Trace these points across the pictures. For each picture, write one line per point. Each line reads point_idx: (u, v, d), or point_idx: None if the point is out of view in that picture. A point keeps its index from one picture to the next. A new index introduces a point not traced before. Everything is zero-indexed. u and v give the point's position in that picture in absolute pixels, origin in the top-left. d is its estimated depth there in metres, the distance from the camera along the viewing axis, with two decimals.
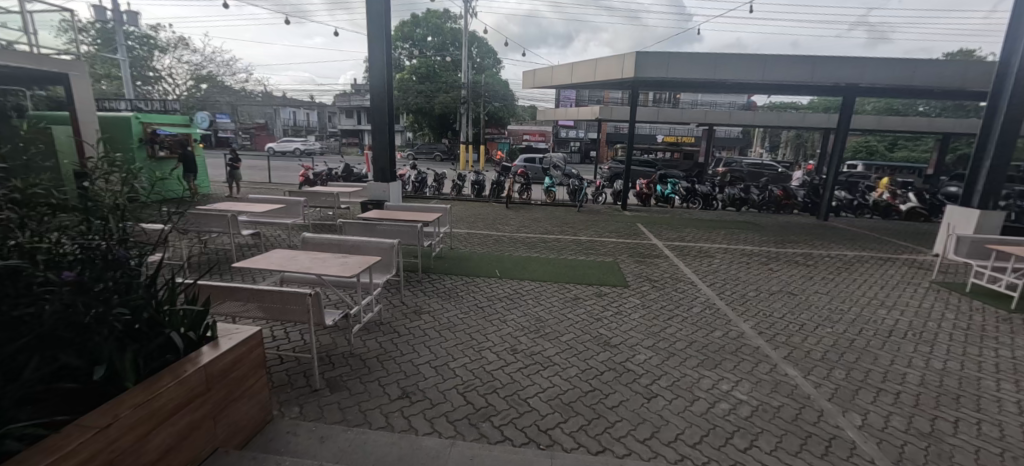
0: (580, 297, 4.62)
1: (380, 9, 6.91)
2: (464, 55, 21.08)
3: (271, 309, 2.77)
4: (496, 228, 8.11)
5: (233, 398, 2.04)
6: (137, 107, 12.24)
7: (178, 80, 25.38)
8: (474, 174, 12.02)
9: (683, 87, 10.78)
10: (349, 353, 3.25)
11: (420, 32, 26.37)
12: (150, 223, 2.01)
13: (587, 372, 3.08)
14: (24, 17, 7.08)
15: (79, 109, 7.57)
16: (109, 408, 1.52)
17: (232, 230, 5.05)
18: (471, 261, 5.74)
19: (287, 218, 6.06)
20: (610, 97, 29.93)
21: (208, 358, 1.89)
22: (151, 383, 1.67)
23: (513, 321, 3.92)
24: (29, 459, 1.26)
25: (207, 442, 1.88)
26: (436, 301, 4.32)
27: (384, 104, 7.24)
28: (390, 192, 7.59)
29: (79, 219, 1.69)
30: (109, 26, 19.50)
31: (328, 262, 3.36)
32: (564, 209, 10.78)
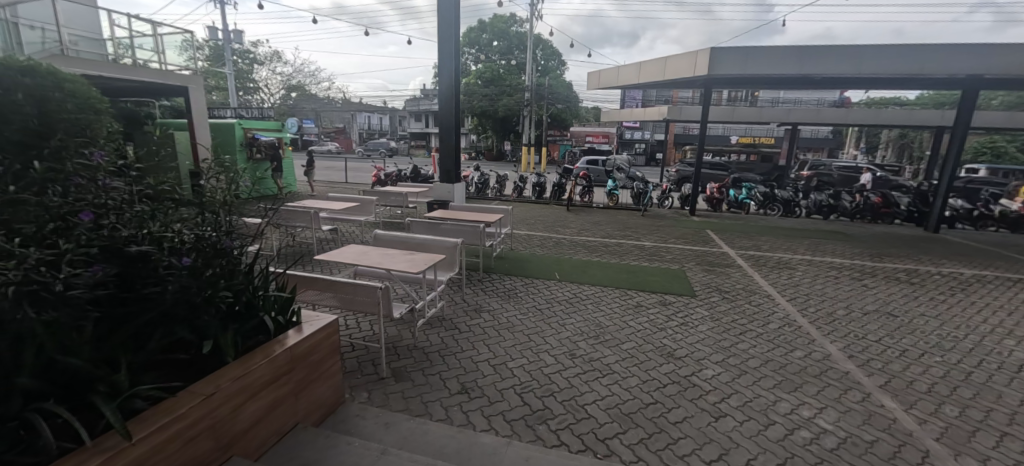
0: (642, 304, 4.45)
1: (449, 17, 7.17)
2: (529, 58, 21.27)
3: (345, 299, 2.99)
4: (556, 230, 8.07)
5: (312, 379, 2.22)
6: (240, 115, 13.85)
7: (273, 90, 28.29)
8: (535, 176, 12.07)
9: (763, 84, 9.99)
10: (413, 345, 3.41)
11: (486, 37, 27.11)
12: (251, 218, 2.27)
13: (649, 383, 2.96)
14: (158, 38, 8.30)
15: (194, 116, 8.70)
16: (213, 378, 1.73)
17: (314, 225, 5.51)
18: (531, 262, 5.76)
19: (361, 216, 6.51)
20: (679, 96, 28.58)
21: (293, 341, 2.08)
22: (247, 359, 1.88)
23: (572, 325, 3.88)
24: (151, 416, 1.48)
25: (289, 417, 2.08)
26: (496, 301, 4.40)
27: (451, 108, 7.52)
28: (455, 193, 7.84)
29: (195, 213, 1.96)
30: (220, 44, 22.32)
31: (397, 258, 3.55)
32: (627, 213, 10.46)
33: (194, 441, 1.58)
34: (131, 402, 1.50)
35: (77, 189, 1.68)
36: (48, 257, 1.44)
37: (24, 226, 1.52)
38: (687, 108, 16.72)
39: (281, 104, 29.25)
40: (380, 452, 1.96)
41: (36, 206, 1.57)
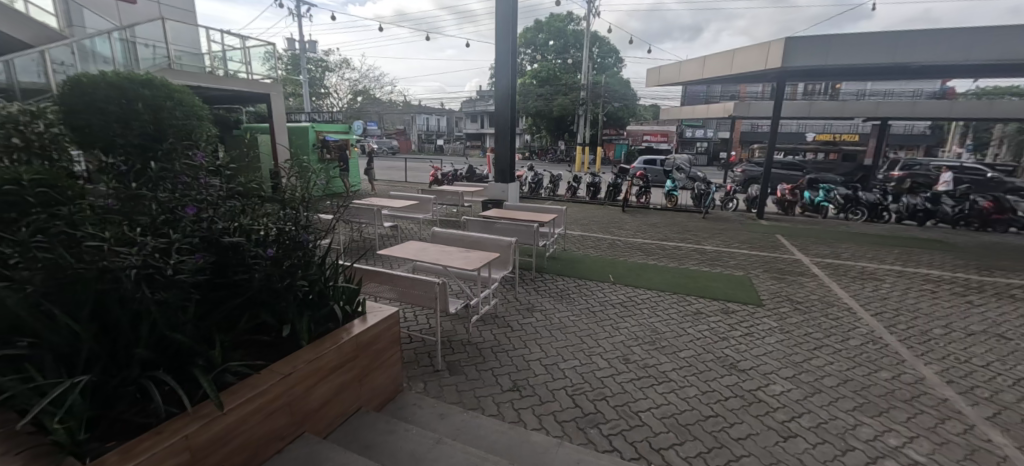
0: (703, 311, 4.23)
1: (507, 19, 7.24)
2: (585, 56, 20.97)
3: (405, 293, 3.13)
4: (611, 232, 7.88)
5: (375, 366, 2.36)
6: (313, 119, 14.98)
7: (341, 95, 30.26)
8: (590, 176, 11.87)
9: (847, 75, 9.10)
10: (467, 340, 3.50)
11: (542, 37, 27.08)
12: (324, 214, 2.45)
13: (708, 395, 2.81)
14: (247, 51, 9.21)
15: (275, 121, 9.55)
16: (290, 360, 1.89)
17: (376, 222, 5.83)
18: (584, 264, 5.69)
19: (419, 214, 6.79)
20: (748, 91, 26.76)
21: (359, 330, 2.21)
22: (319, 344, 2.04)
23: (626, 329, 3.78)
24: (239, 390, 1.65)
25: (354, 400, 2.22)
26: (548, 301, 4.39)
27: (507, 109, 7.60)
28: (509, 192, 7.91)
29: (278, 208, 2.15)
30: (296, 53, 24.25)
31: (453, 255, 3.66)
32: (686, 215, 10.00)
33: (272, 416, 1.74)
34: (222, 376, 1.68)
35: (185, 187, 1.94)
36: (161, 245, 1.65)
37: (144, 218, 1.77)
38: (756, 104, 15.61)
39: (348, 107, 31.19)
40: (435, 441, 2.04)
41: (153, 201, 1.84)
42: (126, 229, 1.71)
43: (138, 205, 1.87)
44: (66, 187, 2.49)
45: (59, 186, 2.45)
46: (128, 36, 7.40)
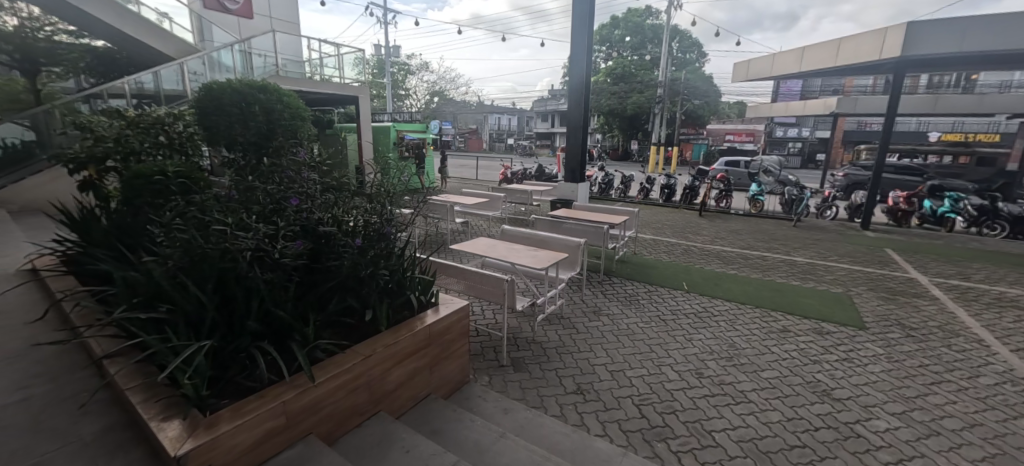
0: (791, 330, 3.84)
1: (584, 15, 7.10)
2: (664, 52, 19.93)
3: (474, 287, 3.22)
4: (685, 237, 7.44)
5: (444, 357, 2.45)
6: (394, 120, 15.95)
7: (419, 96, 31.91)
8: (665, 177, 11.29)
9: (988, 64, 7.69)
10: (532, 339, 3.52)
11: (618, 33, 26.17)
12: (404, 209, 2.60)
13: (795, 422, 2.54)
14: (340, 57, 10.08)
15: (361, 120, 10.33)
16: (371, 343, 2.04)
17: (448, 217, 6.08)
18: (656, 269, 5.44)
19: (489, 211, 6.95)
20: (855, 85, 23.64)
21: (431, 320, 2.31)
22: (396, 331, 2.16)
23: (700, 342, 3.55)
24: (327, 367, 1.82)
25: (424, 388, 2.33)
26: (616, 305, 4.27)
27: (580, 107, 7.46)
28: (579, 192, 7.78)
29: (365, 202, 2.33)
30: (381, 57, 25.92)
31: (522, 254, 3.69)
32: (774, 223, 9.13)
33: (353, 392, 1.89)
34: (314, 352, 1.85)
35: (289, 181, 2.19)
36: (269, 231, 1.88)
37: (258, 207, 2.04)
38: (865, 99, 13.75)
39: (426, 108, 32.78)
40: (499, 435, 2.08)
41: (264, 193, 2.11)
42: (244, 216, 1.98)
43: (253, 196, 2.14)
44: (198, 179, 2.92)
45: (194, 179, 2.90)
46: (247, 47, 8.55)
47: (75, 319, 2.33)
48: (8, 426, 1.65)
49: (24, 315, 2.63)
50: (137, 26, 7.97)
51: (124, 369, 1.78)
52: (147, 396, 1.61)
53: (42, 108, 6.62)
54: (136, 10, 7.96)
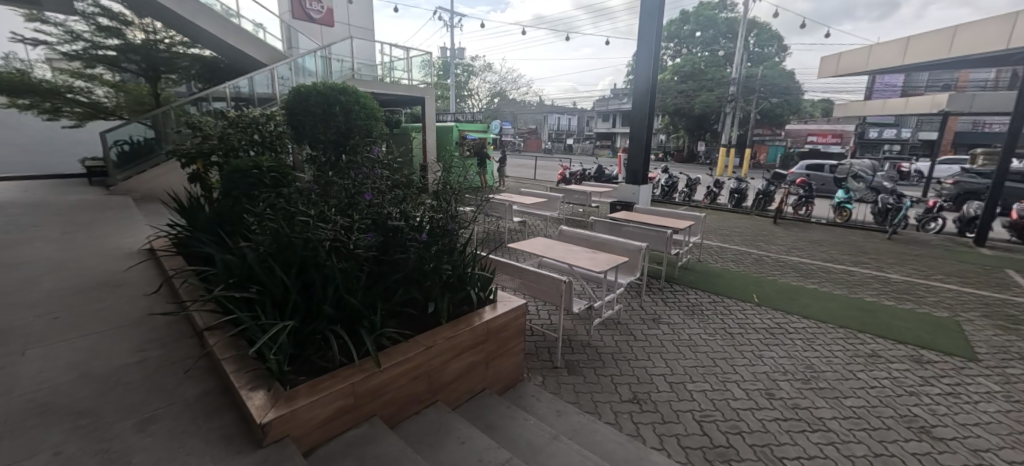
0: (881, 355, 3.42)
1: (653, 10, 6.79)
2: (739, 47, 18.61)
3: (531, 286, 3.22)
4: (756, 246, 6.91)
5: (499, 354, 2.48)
6: (457, 120, 16.43)
7: (481, 97, 32.59)
8: (735, 181, 10.56)
9: None
10: (587, 342, 3.47)
11: (688, 28, 24.80)
12: (468, 206, 2.67)
13: (884, 459, 2.27)
14: (410, 60, 10.48)
15: (426, 120, 10.75)
16: (433, 334, 2.11)
17: (506, 217, 6.16)
18: (723, 279, 5.11)
19: (546, 211, 6.92)
20: (973, 79, 20.51)
21: (489, 316, 2.35)
22: (456, 324, 2.23)
23: (772, 360, 3.28)
24: (393, 355, 1.91)
25: (480, 382, 2.38)
26: (677, 314, 4.07)
27: (645, 106, 7.17)
28: (640, 195, 7.49)
29: (432, 199, 2.43)
30: (446, 59, 26.80)
31: (581, 255, 3.62)
32: (863, 234, 8.20)
33: (415, 380, 1.97)
34: (381, 339, 1.96)
35: (363, 178, 2.34)
36: (346, 224, 2.03)
37: (336, 201, 2.20)
38: (986, 95, 11.87)
39: (487, 108, 33.43)
40: (552, 436, 2.07)
41: (341, 188, 2.27)
42: (324, 209, 2.15)
43: (331, 190, 2.31)
44: (286, 174, 3.23)
45: (283, 174, 3.21)
46: (327, 53, 9.23)
47: (182, 294, 2.67)
48: (128, 384, 1.91)
49: (143, 288, 3.07)
50: (237, 37, 8.93)
51: (219, 341, 2.00)
52: (238, 367, 1.81)
53: (161, 110, 7.63)
54: (237, 22, 8.93)
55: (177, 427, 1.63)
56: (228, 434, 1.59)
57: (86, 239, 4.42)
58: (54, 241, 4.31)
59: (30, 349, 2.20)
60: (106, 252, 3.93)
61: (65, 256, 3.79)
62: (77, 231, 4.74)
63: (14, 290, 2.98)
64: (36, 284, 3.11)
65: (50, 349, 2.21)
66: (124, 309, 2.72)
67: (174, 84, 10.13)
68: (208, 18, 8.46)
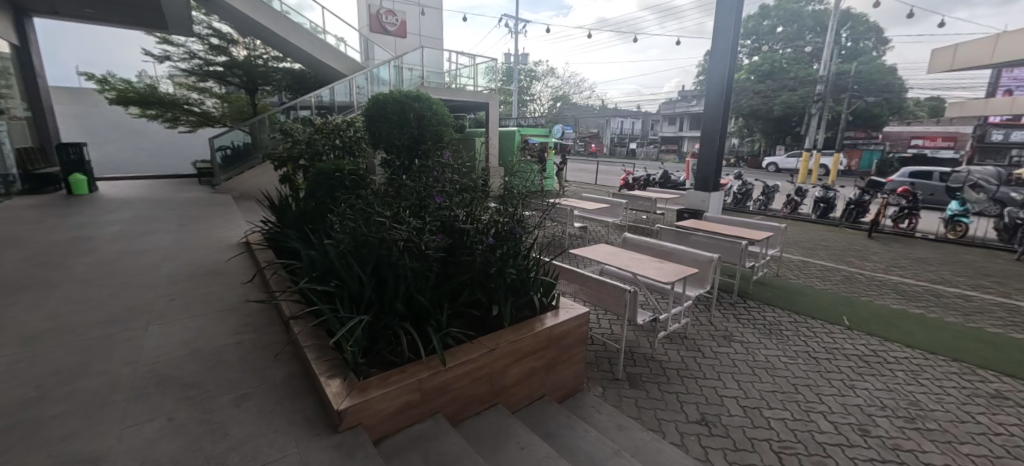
0: (1010, 397, 2.90)
1: (730, 4, 6.36)
2: (828, 42, 16.87)
3: (592, 294, 3.14)
4: (846, 262, 6.20)
5: (560, 361, 2.45)
6: (520, 124, 16.59)
7: (543, 101, 32.64)
8: (821, 189, 9.58)
9: None
10: (650, 355, 3.32)
11: (768, 24, 22.94)
12: (534, 211, 2.65)
13: None
14: (475, 67, 10.69)
15: (490, 125, 10.97)
16: (496, 337, 2.14)
17: (568, 222, 6.11)
18: (805, 297, 4.66)
19: (609, 217, 6.75)
20: None
21: (551, 323, 2.33)
22: (517, 329, 2.23)
23: (866, 392, 2.91)
24: (456, 354, 1.96)
25: (540, 387, 2.36)
26: (751, 333, 3.76)
27: (718, 107, 6.70)
28: (710, 202, 7.00)
29: (498, 203, 2.47)
30: (509, 66, 27.15)
31: (645, 264, 3.46)
32: (984, 254, 7.03)
33: (478, 381, 2.01)
34: (446, 338, 2.02)
35: (433, 181, 2.44)
36: (417, 225, 2.12)
37: (408, 203, 2.32)
38: None
39: (549, 112, 33.38)
40: (613, 452, 2.00)
41: (412, 190, 2.39)
42: (397, 211, 2.27)
43: (403, 192, 2.44)
44: (362, 176, 3.49)
45: (361, 176, 3.47)
46: (400, 63, 9.78)
47: (272, 285, 2.95)
48: (227, 362, 2.14)
49: (239, 277, 3.44)
50: (321, 50, 9.75)
51: (303, 330, 2.18)
52: (319, 354, 1.96)
53: (257, 117, 8.55)
54: (322, 36, 9.74)
55: (264, 406, 1.79)
56: (308, 417, 1.72)
57: (197, 231, 5.07)
58: (172, 232, 4.99)
59: (152, 325, 2.56)
60: (212, 243, 4.47)
61: (180, 246, 4.36)
62: (190, 224, 5.45)
63: (141, 274, 3.49)
64: (157, 269, 3.61)
65: (167, 326, 2.55)
66: (225, 294, 3.07)
67: (269, 95, 11.28)
68: (297, 33, 9.34)
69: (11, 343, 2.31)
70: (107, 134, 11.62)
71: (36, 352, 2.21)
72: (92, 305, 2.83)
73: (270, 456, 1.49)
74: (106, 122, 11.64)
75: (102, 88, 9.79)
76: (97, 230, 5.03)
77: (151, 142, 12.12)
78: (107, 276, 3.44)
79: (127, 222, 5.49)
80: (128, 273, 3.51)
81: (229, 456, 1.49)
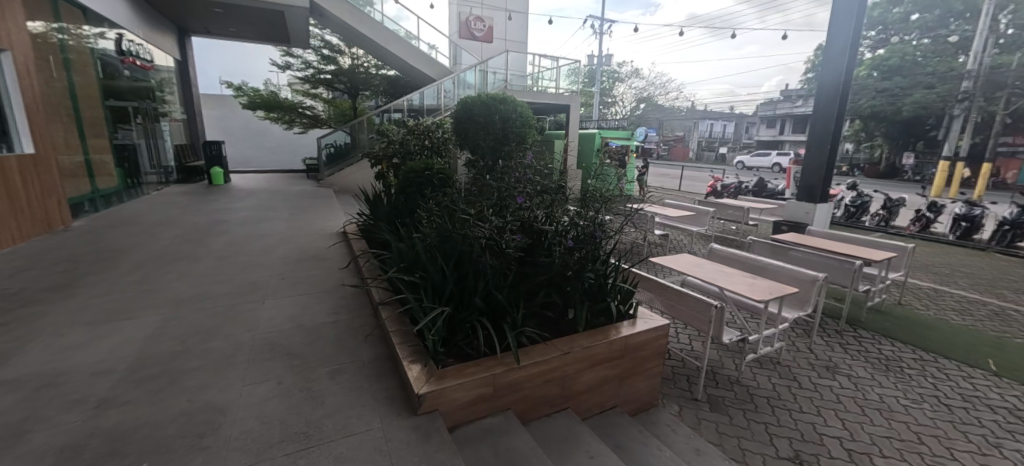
0: None
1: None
2: (981, 30, 14.07)
3: (673, 307, 2.97)
4: (993, 294, 5.15)
5: (635, 372, 2.36)
6: (601, 127, 16.22)
7: (625, 103, 31.42)
8: (963, 205, 8.02)
9: None
10: (736, 378, 3.05)
11: (898, 10, 18.58)
12: (616, 215, 2.58)
13: None
14: (557, 70, 10.68)
15: (570, 127, 10.92)
16: (570, 341, 2.12)
17: (647, 228, 5.85)
18: (936, 332, 3.95)
19: (694, 226, 6.34)
20: None
21: (628, 332, 2.25)
22: (592, 335, 2.19)
23: (1017, 454, 2.39)
24: (530, 353, 1.98)
25: (612, 397, 2.29)
26: (862, 367, 3.28)
27: (832, 107, 5.89)
28: (814, 214, 6.19)
29: (578, 206, 2.45)
30: (591, 67, 26.61)
31: (735, 278, 3.18)
32: None
33: (550, 383, 2.01)
34: (521, 337, 2.05)
35: (515, 182, 2.49)
36: (499, 224, 2.18)
37: (491, 202, 2.39)
38: None
39: (631, 115, 32.08)
40: None
41: (495, 190, 2.47)
42: (480, 209, 2.36)
43: (485, 193, 2.53)
44: (447, 176, 3.69)
45: (446, 176, 3.68)
46: (485, 67, 10.17)
47: (365, 271, 3.22)
48: (326, 338, 2.40)
49: (337, 262, 3.82)
50: (414, 57, 10.44)
51: (390, 316, 2.35)
52: (403, 339, 2.10)
53: (357, 120, 9.40)
54: (416, 44, 10.41)
55: (354, 381, 1.96)
56: (392, 396, 1.85)
57: (305, 220, 5.72)
58: (286, 220, 5.68)
59: (267, 299, 2.95)
60: (316, 232, 5.02)
61: (291, 232, 4.96)
62: (299, 213, 6.16)
63: (261, 255, 4.03)
64: (272, 251, 4.15)
65: (279, 301, 2.92)
66: (325, 277, 3.42)
67: (367, 99, 12.31)
68: (394, 42, 10.10)
69: (165, 304, 2.80)
70: (239, 134, 13.60)
71: (182, 314, 2.66)
72: (224, 278, 3.34)
73: (358, 428, 1.64)
74: (238, 123, 13.58)
75: (237, 94, 11.45)
76: (229, 215, 5.90)
77: (272, 141, 13.90)
78: (235, 254, 4.02)
79: (251, 210, 6.36)
80: (251, 253, 4.07)
81: (324, 422, 1.66)
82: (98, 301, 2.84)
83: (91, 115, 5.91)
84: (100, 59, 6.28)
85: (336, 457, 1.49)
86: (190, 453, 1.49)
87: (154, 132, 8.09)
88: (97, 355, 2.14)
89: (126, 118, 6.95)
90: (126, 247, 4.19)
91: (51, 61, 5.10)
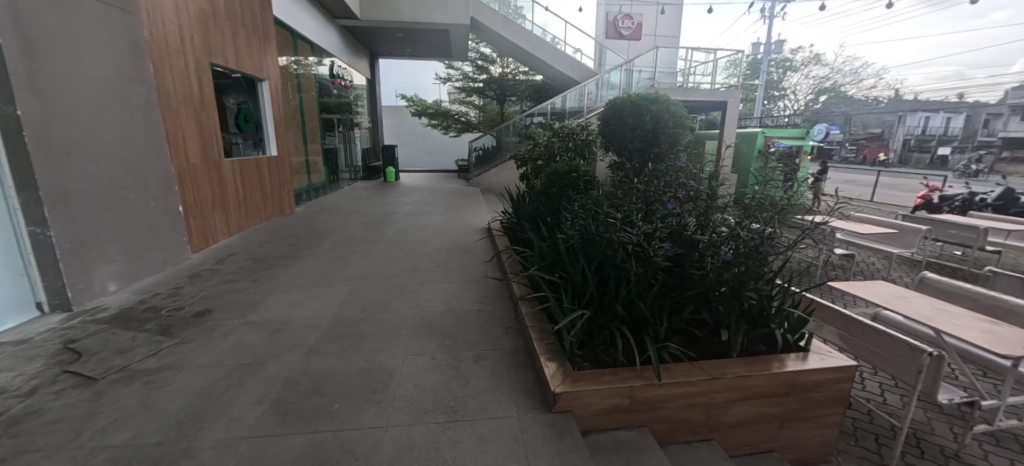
0: None
1: None
2: None
3: (861, 345, 2.40)
4: None
5: (803, 416, 1.99)
6: (765, 124, 14.13)
7: (799, 96, 26.83)
8: None
9: None
10: (954, 452, 2.32)
11: None
12: (790, 228, 2.21)
13: None
14: (714, 62, 9.65)
15: (727, 126, 9.77)
16: (719, 365, 1.90)
17: (825, 245, 4.88)
18: None
19: (893, 246, 5.05)
20: None
21: (796, 367, 1.91)
22: (748, 363, 1.92)
23: None
24: (672, 372, 1.84)
25: (769, 438, 1.98)
26: None
27: None
28: None
29: (739, 215, 2.18)
30: (755, 57, 23.35)
31: (962, 321, 2.40)
32: None
33: (694, 407, 1.83)
34: (663, 352, 1.92)
35: (666, 186, 2.35)
36: (648, 231, 2.09)
37: (638, 206, 2.31)
38: None
39: (805, 110, 27.21)
40: None
41: (644, 194, 2.37)
42: (627, 213, 2.30)
43: (633, 197, 2.46)
44: (589, 179, 3.71)
45: (590, 180, 3.71)
46: (631, 65, 9.83)
47: (507, 267, 3.43)
48: (471, 324, 2.62)
49: (482, 255, 4.15)
50: (560, 61, 10.68)
51: (529, 311, 2.46)
52: (540, 336, 2.18)
53: (505, 124, 10.07)
54: (561, 48, 10.59)
55: (495, 368, 2.10)
56: (528, 388, 1.93)
57: (456, 215, 6.36)
58: (441, 215, 6.41)
59: (425, 283, 3.36)
60: (464, 226, 5.53)
61: (445, 225, 5.59)
62: (453, 209, 6.89)
63: (421, 244, 4.63)
64: (430, 241, 4.73)
65: (433, 286, 3.30)
66: (471, 268, 3.76)
67: (515, 104, 13.00)
68: (543, 50, 10.51)
69: (352, 278, 3.43)
70: (409, 138, 15.83)
71: (363, 287, 3.22)
72: (393, 262, 3.94)
73: (496, 413, 1.75)
74: (408, 129, 15.83)
75: (409, 104, 13.35)
76: (398, 208, 6.93)
77: (433, 144, 15.80)
78: (402, 242, 4.70)
79: (415, 204, 7.35)
80: (413, 242, 4.71)
81: (468, 401, 1.83)
82: (309, 270, 3.63)
83: (311, 126, 7.59)
84: (319, 81, 8.00)
85: (477, 436, 1.61)
86: (367, 404, 1.80)
87: (349, 137, 9.96)
88: (308, 313, 2.74)
89: (332, 127, 8.73)
90: (328, 229, 5.26)
91: (290, 85, 6.68)
